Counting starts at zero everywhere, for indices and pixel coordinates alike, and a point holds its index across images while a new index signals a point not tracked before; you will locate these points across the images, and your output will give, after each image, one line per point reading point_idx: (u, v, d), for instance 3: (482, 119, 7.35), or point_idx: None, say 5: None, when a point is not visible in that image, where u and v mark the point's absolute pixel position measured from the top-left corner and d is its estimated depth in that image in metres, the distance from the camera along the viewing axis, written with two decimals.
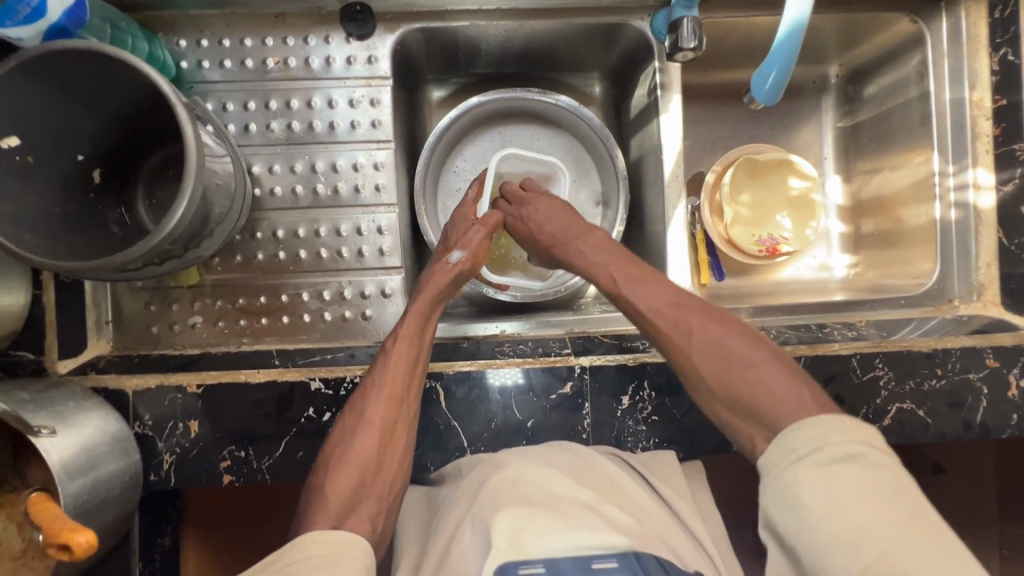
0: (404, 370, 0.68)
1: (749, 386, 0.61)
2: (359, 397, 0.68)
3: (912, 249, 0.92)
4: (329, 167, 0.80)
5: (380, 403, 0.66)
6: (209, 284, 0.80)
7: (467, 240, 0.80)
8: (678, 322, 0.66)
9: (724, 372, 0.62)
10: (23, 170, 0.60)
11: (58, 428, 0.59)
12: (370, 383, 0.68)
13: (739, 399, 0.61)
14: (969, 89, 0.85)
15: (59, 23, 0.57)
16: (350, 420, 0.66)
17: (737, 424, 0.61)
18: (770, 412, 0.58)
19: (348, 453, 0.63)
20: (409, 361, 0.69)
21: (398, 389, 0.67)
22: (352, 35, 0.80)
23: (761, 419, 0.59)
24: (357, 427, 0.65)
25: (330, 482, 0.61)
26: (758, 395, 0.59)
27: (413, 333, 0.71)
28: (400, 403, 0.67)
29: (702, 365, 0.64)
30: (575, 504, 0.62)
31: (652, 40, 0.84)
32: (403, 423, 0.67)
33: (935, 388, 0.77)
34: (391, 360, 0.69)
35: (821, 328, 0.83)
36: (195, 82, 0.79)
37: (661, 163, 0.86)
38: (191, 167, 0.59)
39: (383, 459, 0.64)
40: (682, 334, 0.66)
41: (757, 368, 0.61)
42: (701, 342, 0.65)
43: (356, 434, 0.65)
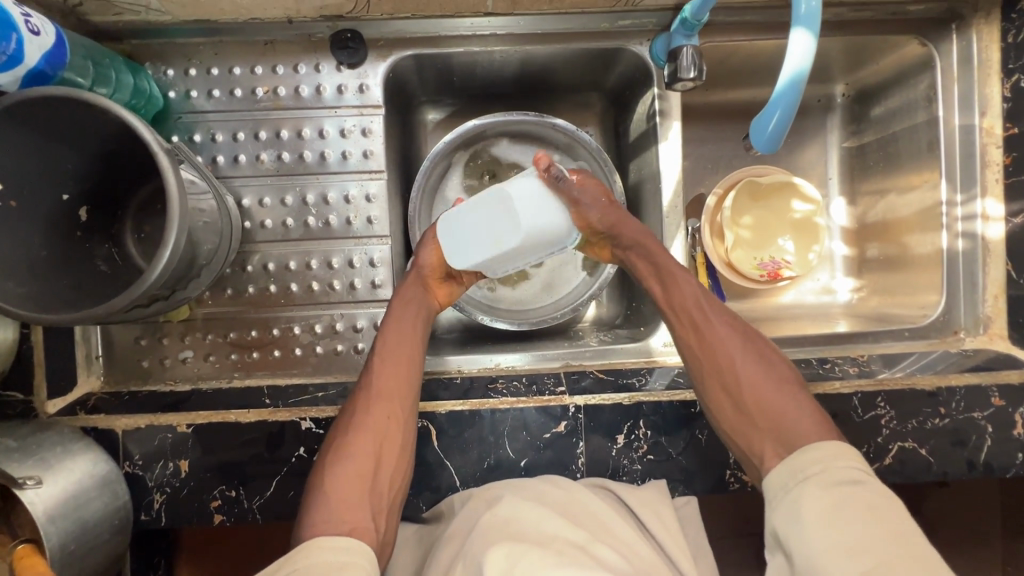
0: (392, 372, 0.70)
1: (774, 401, 0.65)
2: (349, 403, 0.69)
3: (917, 277, 0.90)
4: (320, 198, 0.79)
5: (370, 407, 0.67)
6: (200, 318, 0.79)
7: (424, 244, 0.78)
8: (721, 334, 0.70)
9: (753, 385, 0.66)
10: (6, 216, 0.59)
11: (44, 477, 0.59)
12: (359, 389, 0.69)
13: (761, 413, 0.65)
14: (979, 116, 0.83)
15: (37, 67, 0.55)
16: (341, 425, 0.67)
17: (750, 433, 0.65)
18: (790, 430, 0.63)
19: (342, 458, 0.64)
20: (396, 361, 0.71)
21: (387, 390, 0.68)
22: (343, 63, 0.78)
23: (778, 434, 0.63)
24: (349, 432, 0.66)
25: (330, 481, 0.63)
26: (783, 413, 0.64)
27: (396, 336, 0.73)
28: (392, 402, 0.68)
29: (734, 375, 0.67)
30: (565, 544, 0.63)
31: (651, 65, 0.81)
32: (396, 422, 0.67)
33: (938, 426, 0.76)
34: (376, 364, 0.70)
35: (823, 363, 0.81)
36: (183, 112, 0.77)
37: (661, 191, 0.84)
38: (174, 214, 0.57)
39: (380, 460, 0.65)
40: (720, 346, 0.69)
41: (784, 389, 0.66)
42: (734, 356, 0.68)
43: (351, 437, 0.66)
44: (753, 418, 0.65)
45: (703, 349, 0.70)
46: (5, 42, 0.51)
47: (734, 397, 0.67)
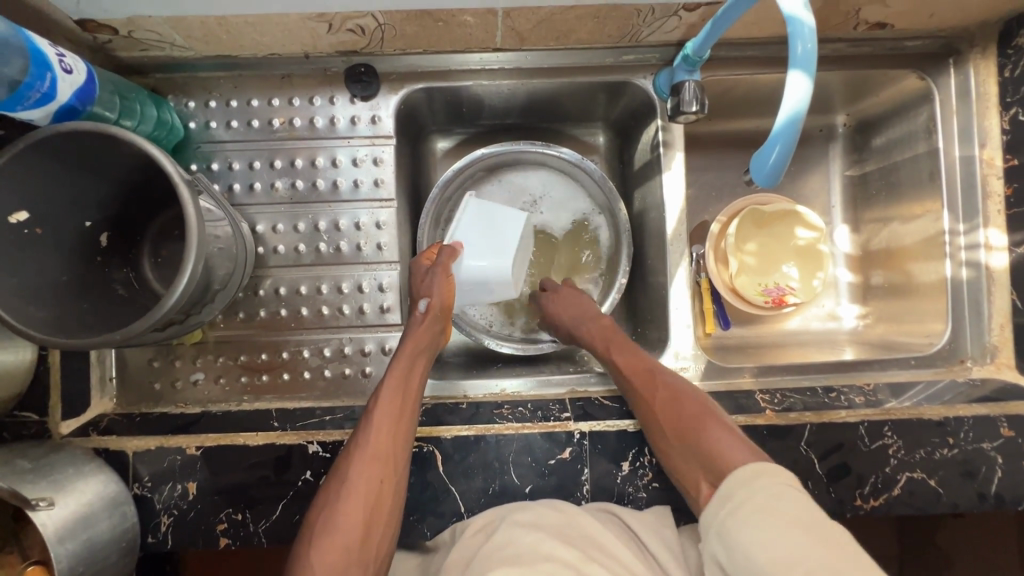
0: (391, 431, 0.68)
1: (721, 443, 0.64)
2: (345, 459, 0.67)
3: (922, 305, 0.90)
4: (331, 225, 0.81)
5: (365, 467, 0.65)
6: (212, 341, 0.80)
7: (432, 285, 0.77)
8: (665, 381, 0.72)
9: (699, 435, 0.66)
10: (31, 242, 0.61)
11: (56, 498, 0.60)
12: (355, 448, 0.67)
13: (707, 458, 0.63)
14: (979, 147, 0.84)
15: (68, 103, 0.59)
16: (334, 481, 0.66)
17: (697, 476, 0.64)
18: (730, 465, 0.61)
19: (332, 522, 0.63)
20: (394, 417, 0.69)
21: (383, 452, 0.67)
22: (356, 96, 0.81)
23: (714, 473, 0.62)
24: (340, 491, 0.65)
25: (313, 550, 0.62)
26: (715, 446, 0.63)
27: (400, 391, 0.71)
28: (385, 461, 0.66)
29: (677, 423, 0.68)
30: (558, 565, 0.63)
31: (655, 98, 0.84)
32: (388, 484, 0.66)
33: (947, 457, 0.75)
34: (377, 418, 0.68)
35: (828, 392, 0.81)
36: (202, 142, 0.80)
37: (665, 220, 0.86)
38: (193, 242, 0.59)
39: (371, 525, 0.64)
40: (670, 399, 0.70)
41: (719, 427, 0.66)
42: (678, 401, 0.70)
43: (341, 496, 0.64)
44: (698, 462, 0.64)
45: (648, 393, 0.72)
46: (39, 81, 0.54)
47: (679, 445, 0.67)
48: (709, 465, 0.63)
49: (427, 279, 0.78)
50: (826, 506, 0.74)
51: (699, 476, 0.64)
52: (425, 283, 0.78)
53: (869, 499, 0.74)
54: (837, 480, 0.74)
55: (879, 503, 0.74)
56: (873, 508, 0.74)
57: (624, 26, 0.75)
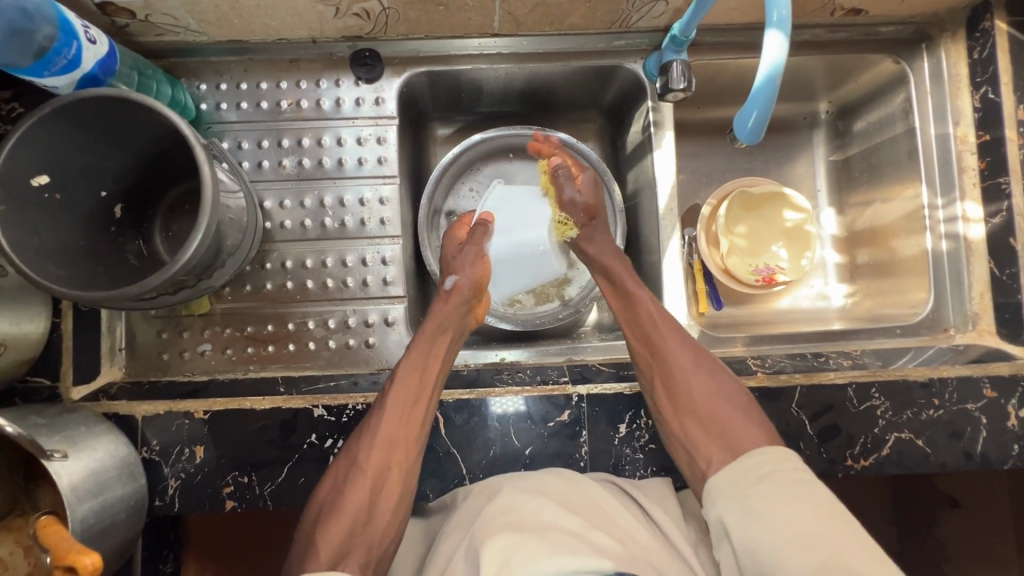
0: (405, 414, 0.70)
1: (726, 413, 0.70)
2: (356, 441, 0.70)
3: (906, 279, 0.93)
4: (336, 201, 0.84)
5: (373, 449, 0.68)
6: (219, 313, 0.82)
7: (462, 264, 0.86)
8: (677, 353, 0.75)
9: (706, 394, 0.72)
10: (51, 207, 0.64)
11: (69, 452, 0.62)
12: (367, 428, 0.70)
13: (713, 419, 0.70)
14: (953, 125, 0.88)
15: (92, 72, 0.62)
16: (345, 463, 0.69)
17: (694, 433, 0.70)
18: (736, 433, 0.68)
19: (340, 501, 0.66)
20: (407, 403, 0.71)
21: (394, 434, 0.69)
22: (361, 79, 0.85)
23: (725, 439, 0.68)
24: (348, 474, 0.67)
25: (322, 531, 0.64)
26: (727, 421, 0.70)
27: (415, 375, 0.74)
28: (398, 443, 0.69)
29: (686, 386, 0.73)
30: (562, 532, 0.62)
31: (645, 80, 0.88)
32: (398, 468, 0.69)
33: (933, 417, 0.78)
34: (388, 405, 0.71)
35: (817, 357, 0.84)
36: (213, 123, 0.84)
37: (657, 196, 0.89)
38: (207, 203, 0.62)
39: (372, 506, 0.66)
40: (678, 362, 0.75)
41: (737, 408, 0.71)
42: (685, 365, 0.74)
43: (348, 479, 0.67)
44: (698, 420, 0.70)
45: (656, 353, 0.76)
46: (67, 48, 0.58)
47: (687, 407, 0.72)
48: (720, 429, 0.69)
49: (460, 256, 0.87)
50: (819, 467, 0.77)
51: (705, 441, 0.69)
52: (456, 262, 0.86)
53: (859, 459, 0.77)
54: (828, 441, 0.77)
55: (869, 463, 0.77)
56: (863, 468, 0.77)
57: (614, 10, 0.80)
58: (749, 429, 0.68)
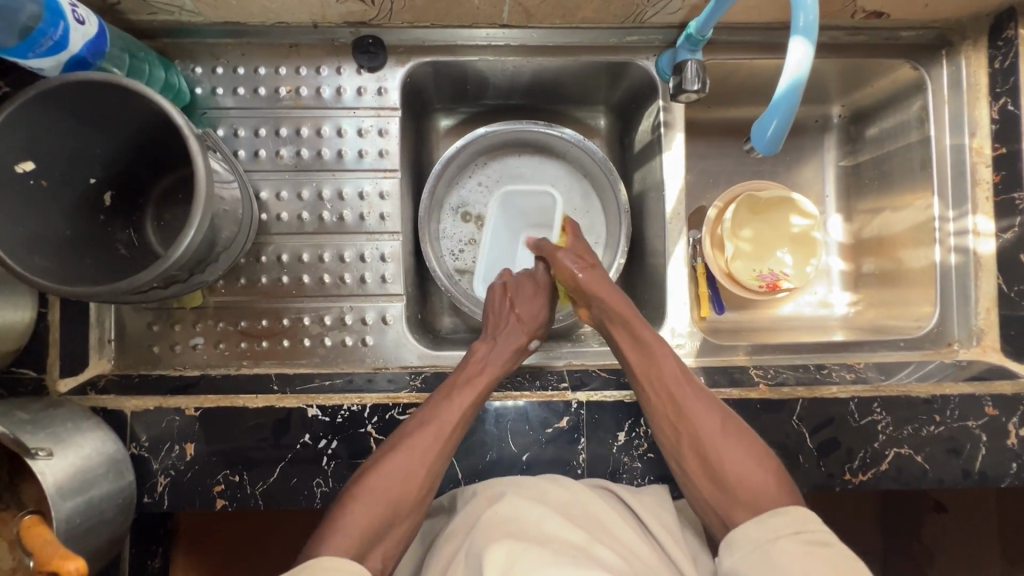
0: (460, 418, 0.69)
1: (750, 477, 0.65)
2: (406, 443, 0.67)
3: (911, 291, 0.92)
4: (335, 194, 0.81)
5: (430, 442, 0.67)
6: (212, 306, 0.80)
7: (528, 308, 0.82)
8: (694, 412, 0.69)
9: (735, 466, 0.66)
10: (36, 194, 0.61)
11: (55, 450, 0.60)
12: (422, 420, 0.69)
13: (738, 484, 0.65)
14: (969, 136, 0.86)
15: (80, 54, 0.59)
16: (393, 449, 0.67)
17: (717, 499, 0.66)
18: (760, 496, 0.64)
19: (384, 484, 0.64)
20: (464, 406, 0.70)
21: (448, 433, 0.68)
22: (363, 67, 0.82)
23: (750, 502, 0.64)
24: (393, 475, 0.65)
25: (357, 511, 0.62)
26: (753, 487, 0.64)
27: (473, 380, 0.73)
28: (446, 445, 0.68)
29: (706, 446, 0.67)
30: (564, 543, 0.62)
31: (657, 79, 0.85)
32: (434, 482, 0.67)
33: (933, 434, 0.77)
34: (443, 420, 0.68)
35: (820, 369, 0.83)
36: (208, 108, 0.81)
37: (664, 199, 0.87)
38: (201, 194, 0.59)
39: (400, 515, 0.64)
40: (699, 424, 0.69)
41: (765, 467, 0.66)
42: (704, 429, 0.68)
43: (393, 478, 0.65)
44: (722, 486, 0.66)
45: (675, 412, 0.70)
46: (53, 28, 0.55)
47: (709, 470, 0.67)
48: (741, 492, 0.64)
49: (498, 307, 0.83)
50: (816, 480, 0.76)
51: (726, 503, 0.65)
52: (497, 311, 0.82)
53: (857, 474, 0.76)
54: (828, 454, 0.76)
55: (867, 477, 0.76)
56: (861, 482, 0.76)
57: (629, 4, 0.77)
58: (773, 488, 0.64)
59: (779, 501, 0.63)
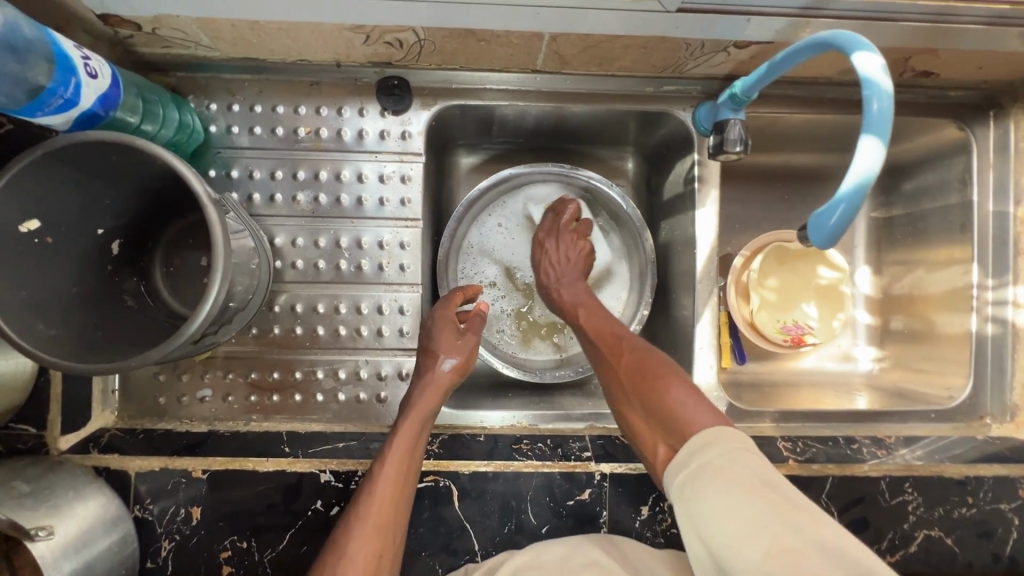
0: (390, 499, 0.62)
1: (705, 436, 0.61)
2: (345, 530, 0.60)
3: (943, 356, 0.90)
4: (353, 242, 0.78)
5: (365, 538, 0.59)
6: (221, 356, 0.76)
7: (459, 345, 0.73)
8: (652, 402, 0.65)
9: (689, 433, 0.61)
10: (42, 252, 0.58)
11: (56, 524, 0.57)
12: (352, 515, 0.61)
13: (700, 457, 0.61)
14: (1014, 205, 0.83)
15: (91, 109, 0.54)
16: (329, 559, 0.58)
17: None
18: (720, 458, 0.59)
19: None
20: (395, 485, 0.63)
21: (384, 520, 0.61)
22: (387, 109, 0.78)
23: (666, 425, 0.62)
24: (338, 566, 0.57)
25: None
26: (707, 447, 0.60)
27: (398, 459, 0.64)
28: (383, 531, 0.61)
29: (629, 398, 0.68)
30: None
31: (693, 131, 0.82)
32: (388, 557, 0.60)
33: (965, 516, 0.75)
34: (382, 487, 0.62)
35: (849, 445, 0.78)
36: (222, 147, 0.77)
37: (695, 256, 0.84)
38: (219, 263, 0.56)
39: None
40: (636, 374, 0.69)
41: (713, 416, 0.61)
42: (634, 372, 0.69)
43: (339, 568, 0.57)
44: None
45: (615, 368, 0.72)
46: (63, 87, 0.50)
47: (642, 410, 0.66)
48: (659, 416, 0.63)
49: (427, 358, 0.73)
50: None
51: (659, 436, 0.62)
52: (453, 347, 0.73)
53: (886, 555, 0.74)
54: (856, 534, 0.74)
55: (896, 559, 0.74)
56: (890, 564, 0.74)
57: (671, 57, 0.73)
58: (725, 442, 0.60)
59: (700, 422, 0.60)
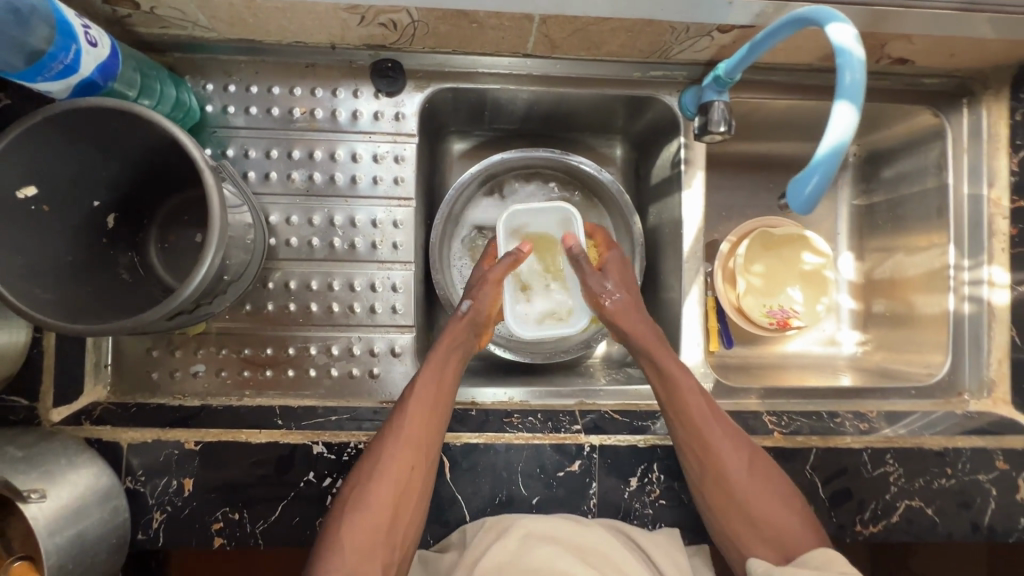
0: (418, 422, 0.69)
1: (777, 512, 0.68)
2: (377, 443, 0.68)
3: (922, 336, 0.92)
4: (347, 221, 0.79)
5: (397, 451, 0.67)
6: (214, 332, 0.77)
7: (478, 292, 0.78)
8: (714, 438, 0.70)
9: (752, 491, 0.69)
10: (38, 220, 0.59)
11: (48, 490, 0.58)
12: (388, 431, 0.69)
13: (761, 522, 0.68)
14: (988, 187, 0.86)
15: (89, 78, 0.56)
16: (367, 464, 0.67)
17: (736, 525, 0.69)
18: (788, 533, 0.67)
19: (363, 497, 0.65)
20: (426, 408, 0.70)
21: (415, 439, 0.68)
22: (381, 91, 0.80)
23: (759, 529, 0.68)
24: (372, 474, 0.66)
25: (345, 528, 0.64)
26: (776, 522, 0.68)
27: (430, 391, 0.72)
28: (416, 449, 0.68)
29: (728, 473, 0.69)
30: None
31: (678, 115, 0.84)
32: (419, 474, 0.67)
33: (944, 486, 0.77)
34: (411, 409, 0.69)
35: (832, 418, 0.81)
36: (217, 126, 0.78)
37: (682, 236, 0.86)
38: (215, 227, 0.57)
39: (387, 529, 0.65)
40: (716, 445, 0.70)
41: (791, 506, 0.68)
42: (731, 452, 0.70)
43: (373, 477, 0.66)
44: (747, 517, 0.69)
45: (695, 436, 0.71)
46: (64, 53, 0.52)
47: (725, 496, 0.69)
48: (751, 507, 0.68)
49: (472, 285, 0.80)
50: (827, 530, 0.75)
51: (749, 535, 0.68)
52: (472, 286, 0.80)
53: (868, 525, 0.76)
54: (839, 504, 0.75)
55: (878, 529, 0.76)
56: (872, 533, 0.76)
57: (656, 41, 0.76)
58: (794, 526, 0.67)
59: (805, 543, 0.66)
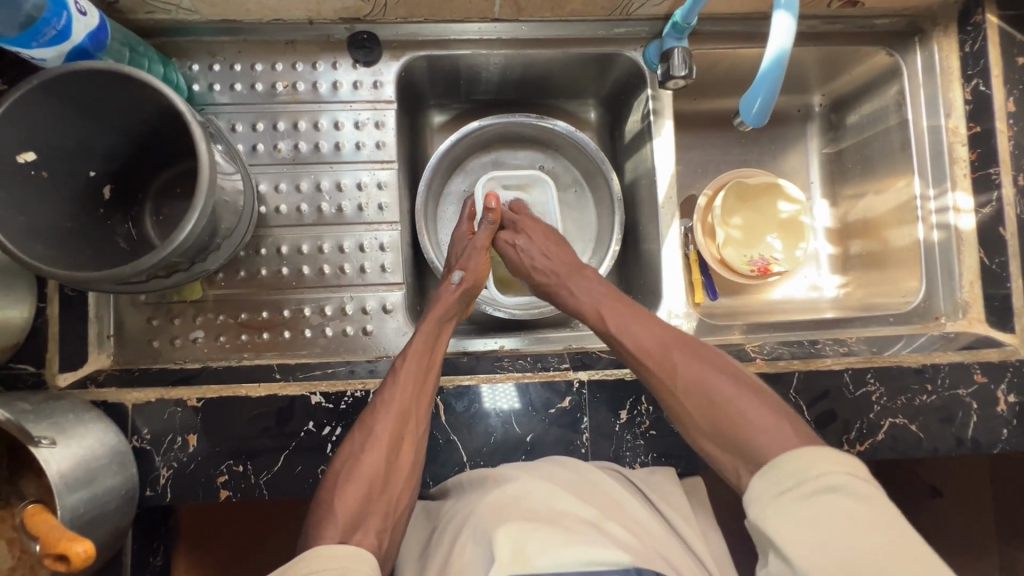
0: (411, 388, 0.69)
1: (740, 422, 0.60)
2: (369, 412, 0.68)
3: (899, 269, 0.95)
4: (333, 185, 0.83)
5: (391, 418, 0.67)
6: (211, 299, 0.81)
7: (468, 261, 0.84)
8: (666, 361, 0.67)
9: (717, 411, 0.62)
10: (38, 184, 0.62)
11: (57, 439, 0.59)
12: (380, 400, 0.69)
13: (727, 434, 0.60)
14: (945, 117, 0.90)
15: (81, 45, 0.61)
16: (361, 433, 0.67)
17: (717, 452, 0.62)
18: (760, 448, 0.58)
19: (357, 465, 0.64)
20: (419, 374, 0.71)
21: (406, 406, 0.68)
22: (358, 62, 0.84)
23: (744, 450, 0.59)
24: (365, 441, 0.66)
25: (339, 496, 0.62)
26: (747, 432, 0.59)
27: (422, 355, 0.73)
28: (408, 416, 0.68)
29: (689, 400, 0.64)
30: (576, 520, 0.62)
31: (645, 69, 0.88)
32: (411, 439, 0.68)
33: (926, 403, 0.79)
34: (402, 377, 0.70)
35: (813, 344, 0.85)
36: (205, 104, 0.82)
37: (656, 184, 0.89)
38: (203, 182, 0.59)
39: (381, 494, 0.64)
40: (672, 371, 0.66)
41: (754, 405, 0.61)
42: (691, 376, 0.65)
43: (366, 446, 0.66)
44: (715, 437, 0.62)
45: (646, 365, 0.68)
46: (56, 18, 0.57)
47: (697, 427, 0.63)
48: (722, 426, 0.61)
49: (465, 256, 0.85)
50: None
51: (730, 457, 0.60)
52: (460, 258, 0.85)
53: (855, 444, 0.78)
54: (825, 426, 0.78)
55: (864, 448, 0.78)
56: (859, 452, 0.78)
57: None
58: (761, 428, 0.59)
59: (776, 446, 0.57)
